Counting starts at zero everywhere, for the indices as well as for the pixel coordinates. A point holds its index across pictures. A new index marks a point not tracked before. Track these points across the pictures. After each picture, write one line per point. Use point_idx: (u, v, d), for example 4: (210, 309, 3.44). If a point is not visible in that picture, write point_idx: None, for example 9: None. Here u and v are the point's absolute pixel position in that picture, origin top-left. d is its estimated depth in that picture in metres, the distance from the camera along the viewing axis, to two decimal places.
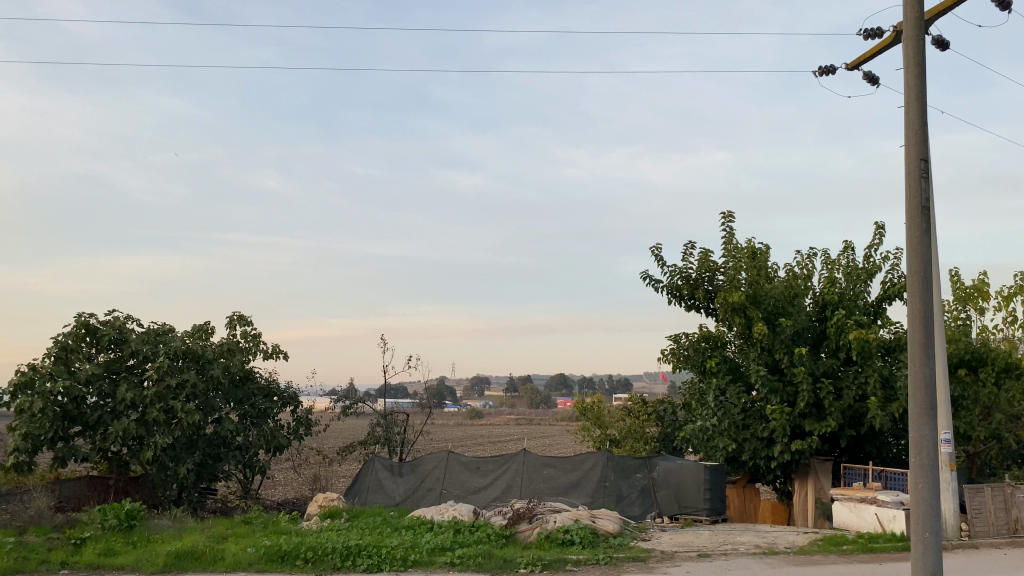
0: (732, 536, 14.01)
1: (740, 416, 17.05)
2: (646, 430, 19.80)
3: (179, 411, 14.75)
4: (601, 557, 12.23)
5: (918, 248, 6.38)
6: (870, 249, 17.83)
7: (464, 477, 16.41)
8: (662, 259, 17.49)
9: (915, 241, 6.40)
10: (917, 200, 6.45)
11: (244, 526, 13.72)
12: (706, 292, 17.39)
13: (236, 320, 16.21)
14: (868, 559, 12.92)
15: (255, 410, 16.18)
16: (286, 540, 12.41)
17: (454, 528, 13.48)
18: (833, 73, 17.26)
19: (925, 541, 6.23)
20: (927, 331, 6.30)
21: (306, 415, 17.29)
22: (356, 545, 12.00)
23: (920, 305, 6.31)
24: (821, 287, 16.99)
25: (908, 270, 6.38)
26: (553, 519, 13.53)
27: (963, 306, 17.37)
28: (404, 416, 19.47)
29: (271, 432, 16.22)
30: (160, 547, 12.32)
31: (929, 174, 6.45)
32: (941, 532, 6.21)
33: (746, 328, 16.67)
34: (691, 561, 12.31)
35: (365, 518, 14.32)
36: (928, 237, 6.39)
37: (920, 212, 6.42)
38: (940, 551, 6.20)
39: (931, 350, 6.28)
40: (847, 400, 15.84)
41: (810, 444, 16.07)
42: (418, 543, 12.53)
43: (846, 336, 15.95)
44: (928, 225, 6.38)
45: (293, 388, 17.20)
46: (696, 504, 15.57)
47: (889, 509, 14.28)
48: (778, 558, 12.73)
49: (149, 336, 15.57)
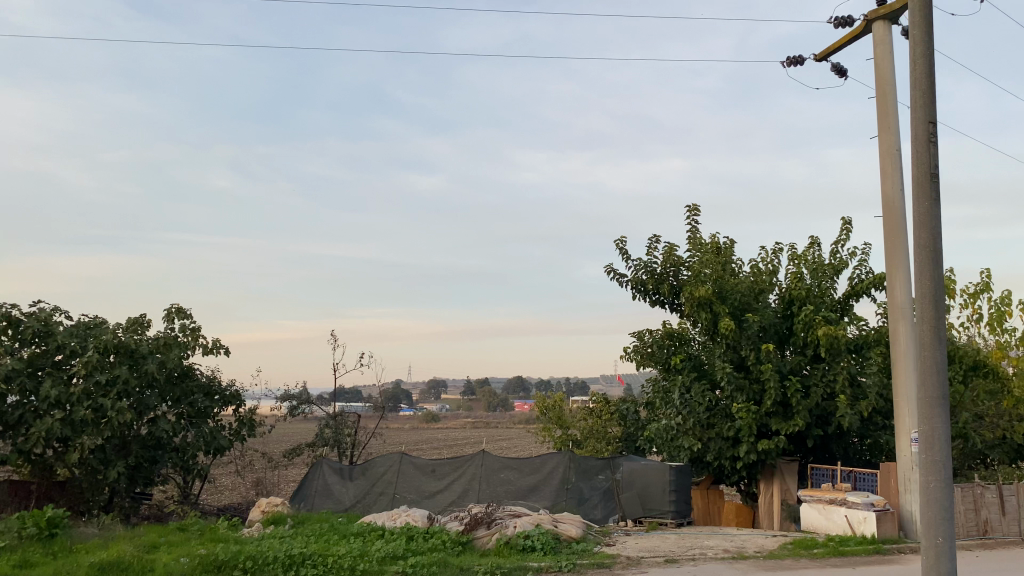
0: (700, 540, 13.41)
1: (705, 415, 16.47)
2: (608, 430, 19.18)
3: (109, 410, 13.64)
4: (564, 564, 11.49)
5: (925, 221, 5.89)
6: (837, 245, 17.40)
7: (417, 480, 15.56)
8: (626, 252, 16.88)
9: (923, 213, 5.91)
10: (924, 165, 5.94)
11: (179, 533, 12.69)
12: (671, 287, 16.80)
13: (174, 313, 15.15)
14: (840, 563, 12.43)
15: (193, 409, 15.23)
16: (223, 548, 11.43)
17: (407, 535, 12.63)
18: (801, 64, 17.00)
19: (938, 549, 5.72)
20: (937, 312, 5.79)
21: (250, 415, 16.32)
22: (300, 554, 11.08)
23: (928, 282, 5.81)
24: (787, 282, 16.52)
25: (916, 244, 5.88)
26: (513, 524, 12.80)
27: None
28: (356, 417, 18.57)
29: (211, 433, 15.19)
30: (82, 558, 11.25)
31: (936, 139, 5.94)
32: (954, 538, 5.74)
33: (711, 324, 16.11)
34: (658, 567, 11.65)
35: (312, 524, 13.41)
36: (936, 207, 5.90)
37: (928, 180, 5.91)
38: (954, 558, 5.75)
39: (942, 334, 5.79)
40: (815, 398, 15.37)
41: (777, 444, 15.58)
42: (368, 552, 11.66)
43: (814, 332, 15.49)
44: (936, 195, 5.90)
45: (235, 387, 16.20)
46: (661, 506, 14.90)
47: (859, 510, 13.84)
48: (748, 563, 12.14)
49: (78, 329, 14.42)
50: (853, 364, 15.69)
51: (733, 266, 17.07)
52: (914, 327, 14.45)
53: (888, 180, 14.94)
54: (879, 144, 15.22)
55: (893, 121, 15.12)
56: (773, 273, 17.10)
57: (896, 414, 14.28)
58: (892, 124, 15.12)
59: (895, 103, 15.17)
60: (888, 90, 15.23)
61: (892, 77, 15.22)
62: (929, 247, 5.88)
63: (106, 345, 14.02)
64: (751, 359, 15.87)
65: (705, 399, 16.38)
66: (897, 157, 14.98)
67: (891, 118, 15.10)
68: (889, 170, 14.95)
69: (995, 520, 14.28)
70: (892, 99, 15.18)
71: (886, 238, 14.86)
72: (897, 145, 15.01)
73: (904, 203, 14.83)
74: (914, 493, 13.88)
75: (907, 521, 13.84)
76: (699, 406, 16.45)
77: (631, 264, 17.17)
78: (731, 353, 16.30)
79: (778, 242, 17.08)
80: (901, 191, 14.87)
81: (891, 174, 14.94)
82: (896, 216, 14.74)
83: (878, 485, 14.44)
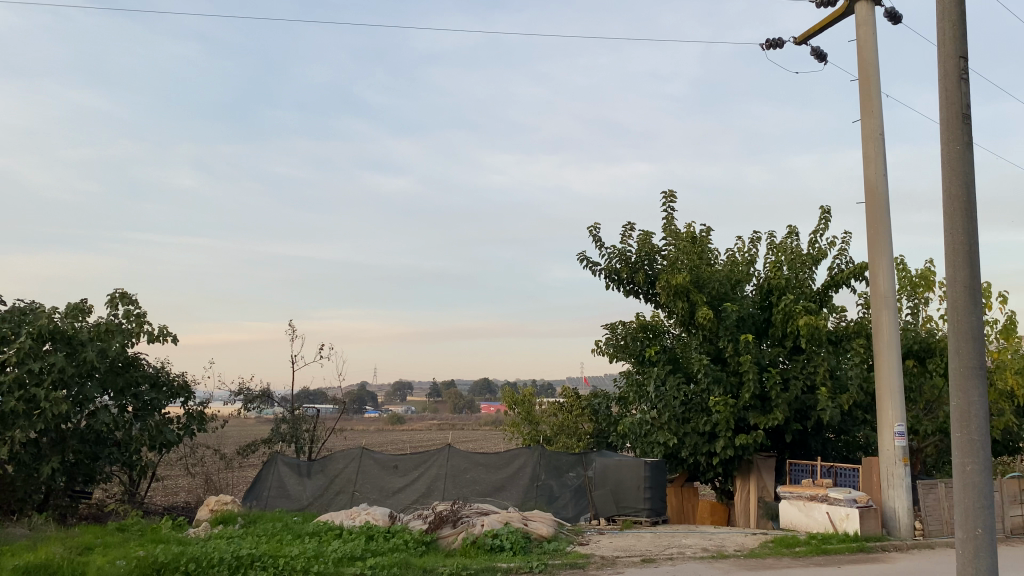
0: (677, 538, 12.75)
1: (681, 408, 15.83)
2: (579, 425, 18.61)
3: (43, 401, 12.60)
4: (534, 565, 10.71)
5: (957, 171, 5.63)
6: (816, 235, 16.94)
7: (379, 478, 14.70)
8: (600, 239, 16.20)
9: (956, 159, 5.65)
10: (956, 107, 5.65)
11: (117, 534, 11.71)
12: (646, 275, 16.15)
13: (118, 298, 14.12)
14: (824, 562, 11.83)
15: (139, 401, 14.19)
16: (164, 550, 10.47)
17: (366, 535, 11.78)
18: (779, 47, 16.53)
19: (977, 540, 5.45)
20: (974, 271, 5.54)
21: (200, 409, 15.33)
22: (248, 555, 10.20)
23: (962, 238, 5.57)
24: (766, 272, 15.96)
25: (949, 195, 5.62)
26: (480, 523, 12.01)
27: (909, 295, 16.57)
28: (314, 412, 17.66)
29: (157, 427, 14.19)
30: (6, 561, 10.23)
31: (968, 76, 5.69)
32: (996, 525, 5.44)
33: (688, 314, 15.48)
34: (634, 568, 10.94)
35: (263, 524, 12.51)
36: (971, 153, 5.63)
37: (960, 122, 5.62)
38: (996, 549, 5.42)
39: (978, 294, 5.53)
40: (794, 391, 14.82)
41: (755, 439, 14.97)
42: (323, 553, 10.78)
43: (795, 323, 14.96)
44: (970, 139, 5.62)
45: (184, 378, 15.20)
46: (636, 504, 14.17)
47: (841, 507, 13.28)
48: (729, 563, 11.48)
49: (11, 314, 13.34)
50: (833, 356, 15.18)
51: (710, 255, 16.46)
52: (897, 317, 13.96)
53: (871, 166, 14.44)
54: (862, 129, 14.70)
55: (877, 105, 14.60)
56: (750, 263, 16.52)
57: (879, 406, 13.77)
58: (875, 108, 14.60)
59: (878, 87, 14.67)
60: (871, 73, 14.71)
61: (875, 61, 14.70)
62: (962, 199, 5.64)
63: (40, 331, 12.97)
64: (728, 351, 15.27)
65: (680, 392, 15.74)
66: (881, 141, 14.48)
67: (875, 101, 14.57)
68: (871, 155, 14.45)
69: None
70: (874, 83, 14.68)
71: (869, 225, 14.36)
72: (880, 129, 14.51)
73: (887, 190, 14.35)
74: (898, 488, 13.37)
75: (890, 519, 13.33)
76: (674, 400, 15.81)
77: (605, 252, 16.50)
78: (708, 345, 15.70)
79: (755, 232, 16.56)
80: (884, 177, 14.38)
81: (874, 159, 14.44)
82: (878, 202, 14.26)
83: (860, 481, 13.92)
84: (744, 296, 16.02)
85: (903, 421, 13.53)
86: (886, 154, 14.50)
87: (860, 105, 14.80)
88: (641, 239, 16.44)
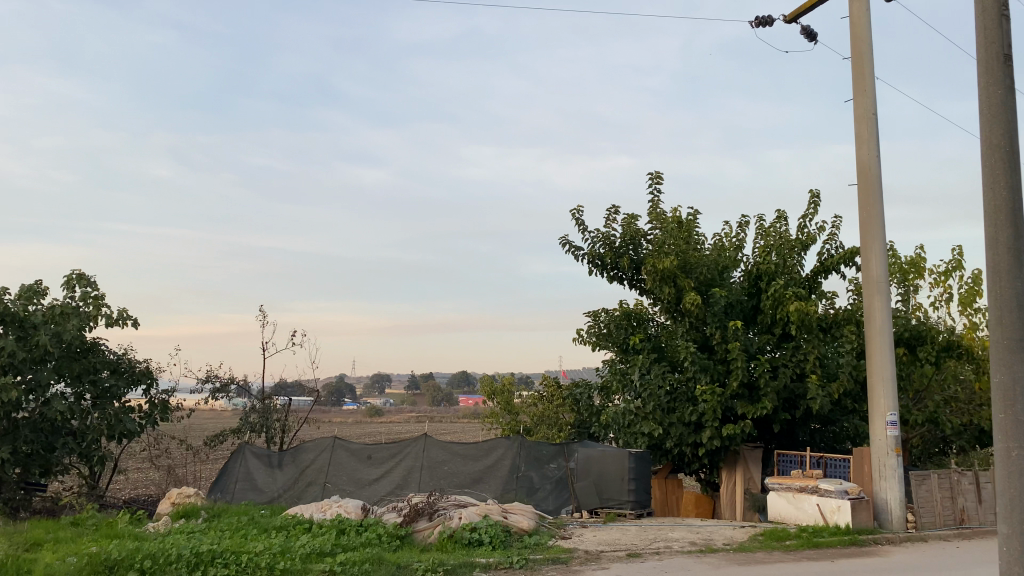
0: (663, 532, 12.24)
1: (666, 398, 15.29)
2: (560, 416, 18.08)
3: None
4: (515, 560, 10.13)
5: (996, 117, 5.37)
6: (805, 219, 16.48)
7: (352, 469, 14.05)
8: (584, 223, 15.62)
9: (995, 104, 5.39)
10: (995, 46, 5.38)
11: (70, 529, 10.99)
12: (631, 260, 15.60)
13: (75, 279, 13.34)
14: (817, 556, 11.35)
15: (98, 389, 13.46)
16: (118, 545, 9.76)
17: (337, 529, 11.15)
18: (769, 26, 16.01)
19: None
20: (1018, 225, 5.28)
21: (163, 397, 14.58)
22: (209, 551, 9.52)
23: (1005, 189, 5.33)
24: (754, 257, 15.47)
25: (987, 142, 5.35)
26: (458, 515, 11.41)
27: (899, 282, 16.21)
28: (284, 401, 16.94)
29: (117, 415, 13.45)
30: None
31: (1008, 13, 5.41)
32: None
33: (674, 300, 14.95)
34: (620, 562, 10.39)
35: (228, 518, 11.84)
36: (1011, 96, 5.36)
37: (1001, 65, 5.36)
38: None
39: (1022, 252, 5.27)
40: (783, 380, 14.33)
41: (743, 429, 14.48)
42: (290, 548, 10.13)
43: (784, 309, 14.47)
44: (1010, 82, 5.35)
45: (147, 364, 14.45)
46: (619, 496, 13.69)
47: (832, 499, 12.83)
48: (718, 557, 10.97)
49: None
50: (824, 343, 14.69)
51: (696, 240, 15.94)
52: (889, 303, 13.49)
53: (864, 146, 13.95)
54: (855, 108, 14.19)
55: (870, 83, 14.07)
56: (738, 248, 15.99)
57: (871, 395, 13.31)
58: (868, 86, 14.07)
59: (871, 64, 14.14)
60: (864, 50, 14.19)
61: (869, 38, 14.18)
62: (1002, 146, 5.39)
63: None
64: (715, 338, 14.76)
65: (666, 381, 15.21)
66: (874, 121, 13.99)
67: (868, 79, 14.04)
68: (864, 136, 13.96)
69: (972, 509, 13.43)
70: (868, 61, 14.15)
71: (861, 208, 13.89)
72: (873, 109, 14.01)
73: (880, 171, 13.87)
74: (890, 480, 12.93)
75: (882, 511, 12.91)
76: (659, 389, 15.27)
77: (588, 237, 15.93)
78: (695, 332, 15.18)
79: (743, 216, 16.07)
80: (877, 159, 13.90)
81: (866, 140, 13.95)
82: (871, 184, 13.78)
83: (851, 472, 13.52)
84: (731, 282, 15.51)
85: (895, 411, 13.08)
86: (879, 135, 14.01)
87: (852, 83, 14.27)
88: (626, 223, 15.87)
